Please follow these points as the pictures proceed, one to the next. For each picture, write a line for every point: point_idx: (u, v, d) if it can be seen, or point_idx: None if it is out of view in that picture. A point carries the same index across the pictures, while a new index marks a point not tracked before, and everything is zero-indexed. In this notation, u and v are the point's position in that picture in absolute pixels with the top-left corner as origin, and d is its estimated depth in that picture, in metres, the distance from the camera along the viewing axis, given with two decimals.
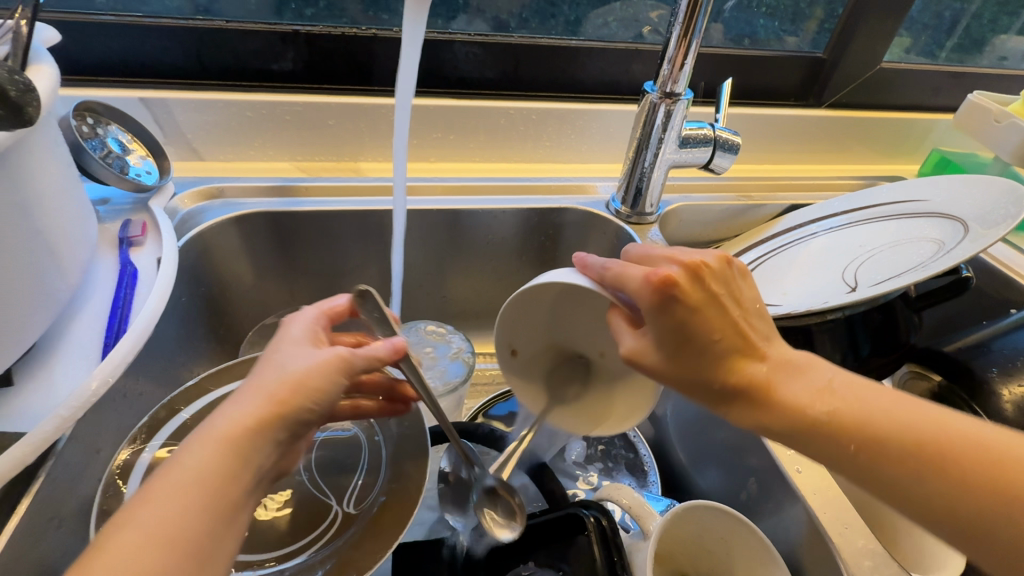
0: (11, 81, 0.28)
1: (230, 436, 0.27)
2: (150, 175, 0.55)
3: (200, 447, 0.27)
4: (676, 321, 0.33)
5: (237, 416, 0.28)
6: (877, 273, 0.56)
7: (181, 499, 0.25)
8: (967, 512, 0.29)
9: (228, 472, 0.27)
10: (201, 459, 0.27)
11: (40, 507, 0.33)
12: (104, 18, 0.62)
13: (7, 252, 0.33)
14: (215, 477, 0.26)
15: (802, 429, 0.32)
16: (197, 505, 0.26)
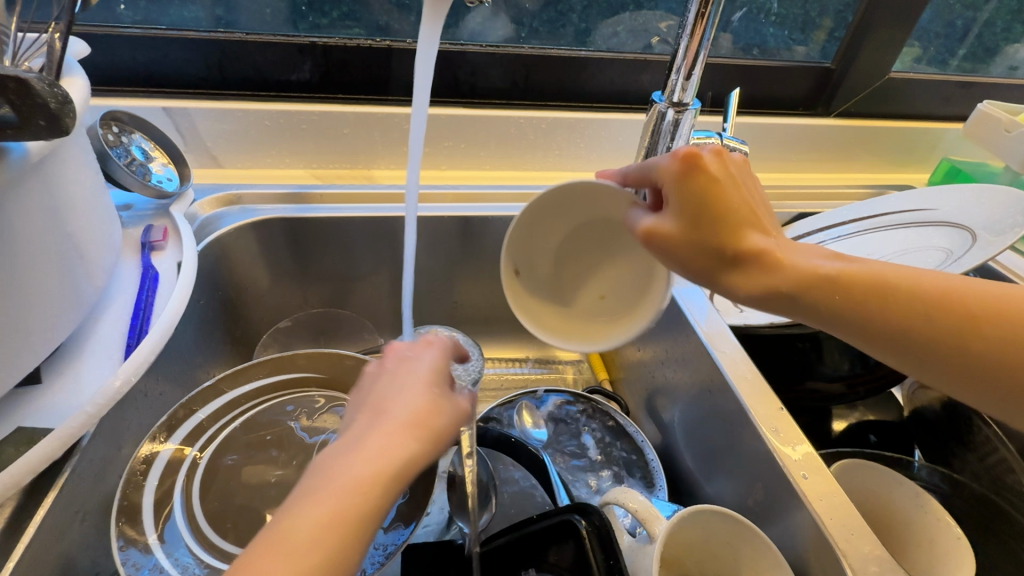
0: (52, 93, 0.29)
1: (371, 483, 0.27)
2: (171, 182, 0.57)
3: (344, 484, 0.27)
4: (698, 186, 0.36)
5: (380, 456, 0.28)
6: None
7: (325, 545, 0.25)
8: (930, 341, 0.33)
9: (367, 520, 0.26)
10: (348, 503, 0.26)
11: (66, 501, 0.34)
12: (129, 31, 0.64)
13: (40, 254, 0.34)
14: (357, 526, 0.26)
15: (803, 290, 0.35)
16: (338, 556, 0.25)
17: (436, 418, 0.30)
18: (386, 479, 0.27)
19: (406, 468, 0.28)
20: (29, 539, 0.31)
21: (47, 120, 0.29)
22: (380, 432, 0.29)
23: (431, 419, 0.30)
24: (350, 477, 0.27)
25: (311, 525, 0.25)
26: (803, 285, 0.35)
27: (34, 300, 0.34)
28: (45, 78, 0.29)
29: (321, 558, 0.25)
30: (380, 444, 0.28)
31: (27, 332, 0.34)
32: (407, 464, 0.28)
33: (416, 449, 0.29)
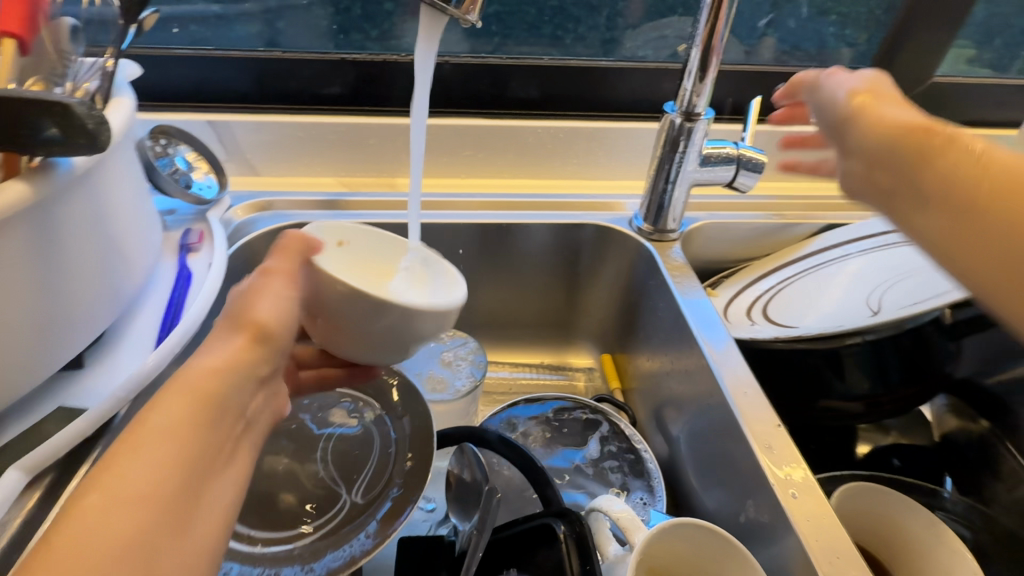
0: (92, 115, 0.33)
1: (205, 382, 0.30)
2: (211, 189, 0.62)
3: (175, 386, 0.29)
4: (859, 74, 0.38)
5: (211, 356, 0.31)
6: (904, 299, 0.56)
7: (173, 426, 0.27)
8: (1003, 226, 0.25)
9: (211, 398, 0.29)
10: (187, 391, 0.29)
11: (94, 474, 0.38)
12: (181, 53, 0.71)
13: (86, 254, 0.39)
14: (200, 405, 0.29)
15: (943, 154, 0.28)
16: (190, 439, 0.27)
17: (262, 310, 0.35)
18: (221, 370, 0.31)
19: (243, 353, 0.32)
20: (61, 505, 0.35)
21: (87, 139, 0.33)
22: (216, 336, 0.33)
23: (254, 313, 0.34)
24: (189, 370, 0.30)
25: (147, 418, 0.27)
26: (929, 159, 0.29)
27: (79, 294, 0.39)
28: (86, 103, 0.33)
29: (169, 442, 0.27)
30: (212, 351, 0.32)
31: (71, 321, 0.39)
32: (243, 352, 0.32)
33: (244, 344, 0.33)
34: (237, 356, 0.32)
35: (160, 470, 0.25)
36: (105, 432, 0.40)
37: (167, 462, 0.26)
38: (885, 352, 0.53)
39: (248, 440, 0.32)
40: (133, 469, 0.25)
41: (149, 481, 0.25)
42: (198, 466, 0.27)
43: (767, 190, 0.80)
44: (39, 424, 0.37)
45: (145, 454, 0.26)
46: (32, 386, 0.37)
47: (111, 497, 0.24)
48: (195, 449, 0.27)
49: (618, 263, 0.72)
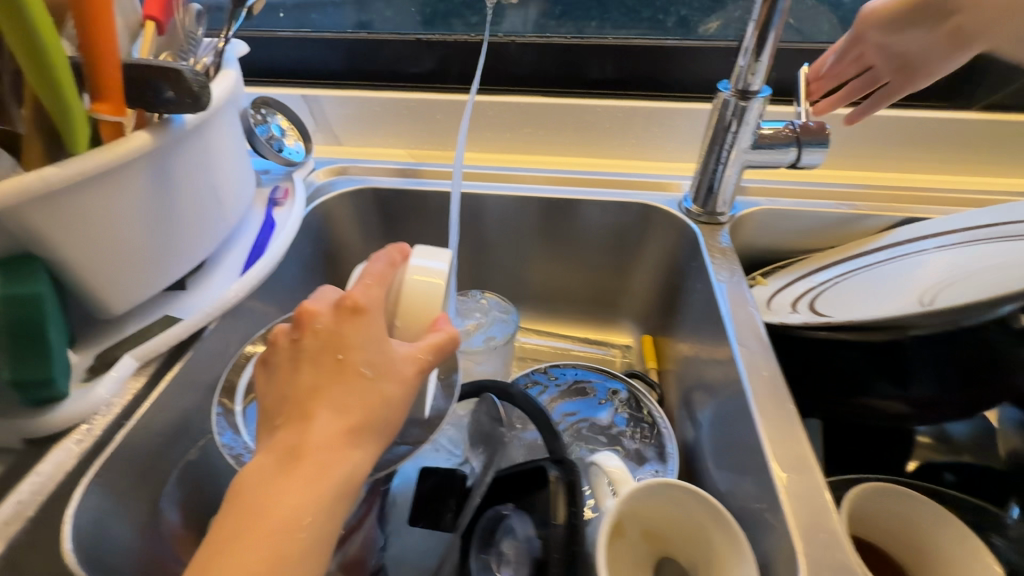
0: (197, 80, 0.41)
1: (328, 460, 0.30)
2: (299, 155, 0.72)
3: (303, 467, 0.30)
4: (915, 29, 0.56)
5: (335, 421, 0.31)
6: (962, 295, 0.51)
7: (303, 514, 0.29)
8: None
9: (337, 481, 0.30)
10: (314, 469, 0.30)
11: (185, 372, 0.48)
12: (285, 35, 0.82)
13: (190, 196, 0.49)
14: (327, 488, 0.30)
15: None
16: (316, 527, 0.29)
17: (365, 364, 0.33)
18: (345, 444, 0.31)
19: (359, 424, 0.32)
20: (158, 391, 0.45)
21: (193, 100, 0.41)
22: (315, 372, 0.33)
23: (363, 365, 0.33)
24: (315, 444, 0.30)
25: (283, 498, 0.29)
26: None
27: (183, 228, 0.49)
28: (195, 72, 0.41)
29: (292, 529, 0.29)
30: (334, 412, 0.32)
31: (176, 249, 0.48)
32: (361, 422, 0.32)
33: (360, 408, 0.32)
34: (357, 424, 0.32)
35: (283, 556, 0.28)
36: (197, 340, 0.50)
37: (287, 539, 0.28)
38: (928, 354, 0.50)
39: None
40: (270, 556, 0.28)
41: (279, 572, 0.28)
42: (317, 556, 0.29)
43: (841, 179, 0.75)
44: (149, 326, 0.47)
45: (281, 540, 0.28)
46: (146, 297, 0.47)
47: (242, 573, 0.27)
48: (320, 538, 0.29)
49: (663, 245, 0.72)
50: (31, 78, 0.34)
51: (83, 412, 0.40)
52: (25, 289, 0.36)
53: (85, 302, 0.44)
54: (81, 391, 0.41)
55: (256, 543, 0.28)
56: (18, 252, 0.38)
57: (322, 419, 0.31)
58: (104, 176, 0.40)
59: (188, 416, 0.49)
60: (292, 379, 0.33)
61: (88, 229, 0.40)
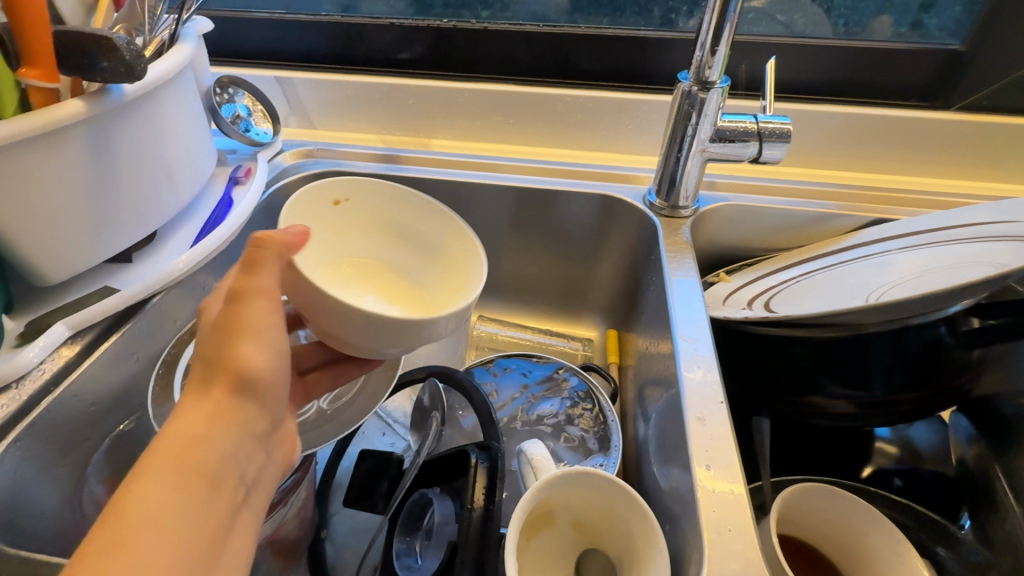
0: (129, 49, 0.41)
1: (185, 444, 0.29)
2: (266, 136, 0.72)
3: (153, 452, 0.28)
4: None
5: (192, 408, 0.31)
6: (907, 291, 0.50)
7: (156, 504, 0.26)
8: None
9: (196, 463, 0.29)
10: (187, 466, 0.28)
11: (126, 342, 0.48)
12: (260, 16, 0.82)
13: (135, 167, 0.49)
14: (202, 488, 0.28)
15: None
16: (173, 517, 0.26)
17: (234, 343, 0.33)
18: (202, 427, 0.30)
19: (220, 406, 0.31)
20: (92, 360, 0.45)
21: (126, 70, 0.41)
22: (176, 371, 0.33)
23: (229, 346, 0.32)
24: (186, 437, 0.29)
25: (129, 496, 0.26)
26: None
27: (127, 199, 0.49)
28: (130, 42, 0.41)
29: (132, 517, 0.25)
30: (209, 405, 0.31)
31: (118, 219, 0.49)
32: (224, 404, 0.31)
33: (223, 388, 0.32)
34: (218, 407, 0.31)
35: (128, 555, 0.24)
36: (140, 312, 0.50)
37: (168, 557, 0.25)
38: (867, 354, 0.50)
39: (250, 506, 0.32)
40: (114, 558, 0.24)
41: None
42: (196, 569, 0.26)
43: (813, 177, 0.73)
44: (88, 295, 0.47)
45: (129, 539, 0.24)
46: (86, 266, 0.48)
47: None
48: (176, 536, 0.26)
49: (628, 237, 0.71)
50: None
51: (9, 375, 0.40)
52: None
53: (20, 267, 0.44)
54: (10, 355, 0.42)
55: (92, 561, 0.23)
56: None
57: (178, 409, 0.30)
58: (34, 139, 0.40)
59: (126, 386, 0.49)
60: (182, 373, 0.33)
61: (18, 193, 0.41)
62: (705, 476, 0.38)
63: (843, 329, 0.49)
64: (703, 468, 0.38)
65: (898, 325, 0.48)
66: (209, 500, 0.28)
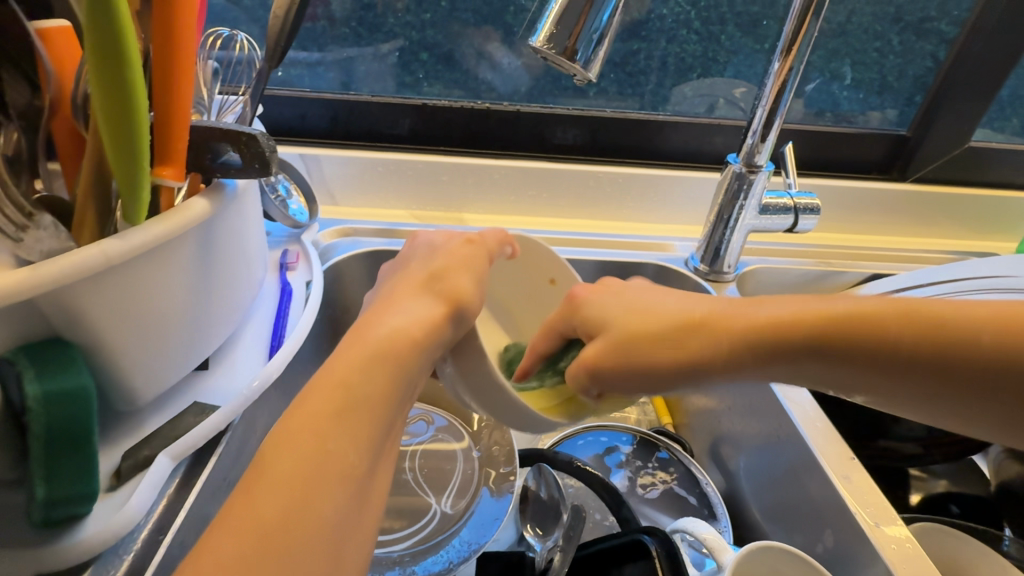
0: (270, 145, 0.39)
1: (394, 340, 0.31)
2: (302, 214, 0.67)
3: (355, 336, 0.32)
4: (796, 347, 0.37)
5: (410, 317, 0.33)
6: None
7: (351, 377, 0.29)
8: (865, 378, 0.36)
9: (394, 352, 0.31)
10: (389, 348, 0.31)
11: (218, 469, 0.42)
12: (279, 94, 0.79)
13: (227, 261, 0.44)
14: (395, 369, 0.30)
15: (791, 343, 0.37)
16: (377, 394, 0.29)
17: (457, 284, 0.36)
18: (414, 339, 0.32)
19: (430, 326, 0.32)
20: (194, 494, 0.39)
21: (261, 164, 0.39)
22: (403, 279, 0.37)
23: (453, 284, 0.36)
24: (394, 325, 0.32)
25: (338, 360, 0.30)
26: (904, 360, 0.35)
27: (218, 299, 0.43)
28: (267, 136, 0.39)
29: (348, 393, 0.29)
30: (411, 305, 0.34)
31: (208, 324, 0.43)
32: (433, 323, 0.33)
33: (440, 314, 0.34)
34: (429, 327, 0.33)
35: (342, 416, 0.28)
36: (228, 431, 0.44)
37: (361, 425, 0.28)
38: None
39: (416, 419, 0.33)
40: (324, 418, 0.28)
41: (345, 426, 0.28)
42: (375, 432, 0.29)
43: (814, 239, 0.84)
44: (179, 416, 0.40)
45: (341, 395, 0.29)
46: (175, 380, 0.41)
47: (303, 429, 0.27)
48: (377, 406, 0.29)
49: None
50: (108, 138, 0.30)
51: (119, 531, 0.33)
52: (68, 383, 0.30)
53: (110, 392, 0.37)
54: (111, 503, 0.34)
55: (310, 411, 0.28)
56: (41, 336, 0.32)
57: (394, 307, 0.34)
58: (164, 244, 0.35)
59: None
60: (399, 282, 0.37)
61: (127, 305, 0.34)
62: (882, 532, 0.43)
63: None
64: (873, 525, 0.43)
65: None
66: (398, 388, 0.30)
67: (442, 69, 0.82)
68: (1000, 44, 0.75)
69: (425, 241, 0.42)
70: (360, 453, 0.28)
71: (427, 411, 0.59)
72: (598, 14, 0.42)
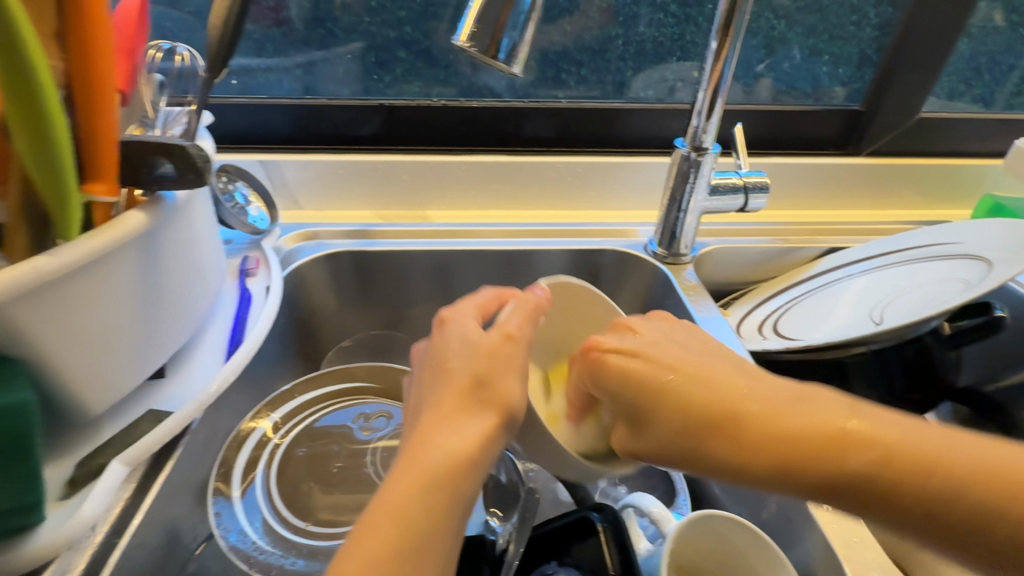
0: (201, 156, 0.40)
1: (450, 466, 0.33)
2: (263, 220, 0.69)
3: (407, 463, 0.34)
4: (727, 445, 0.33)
5: (467, 440, 0.34)
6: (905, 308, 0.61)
7: (412, 509, 0.32)
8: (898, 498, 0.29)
9: (442, 476, 0.33)
10: (444, 474, 0.33)
11: (176, 472, 0.43)
12: (237, 101, 0.79)
13: (176, 276, 0.45)
14: (448, 494, 0.33)
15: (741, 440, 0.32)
16: (432, 523, 0.32)
17: (506, 390, 0.37)
18: (467, 464, 0.34)
19: (491, 442, 0.35)
20: (152, 497, 0.40)
21: (195, 174, 0.40)
22: (443, 384, 0.37)
23: (500, 390, 0.37)
24: (441, 445, 0.34)
25: (391, 495, 0.32)
26: (901, 468, 0.29)
27: (170, 310, 0.45)
28: (199, 147, 0.40)
29: (404, 533, 0.32)
30: (463, 423, 0.35)
31: (160, 334, 0.44)
32: (482, 439, 0.35)
33: (492, 429, 0.35)
34: (484, 446, 0.35)
35: (403, 548, 0.31)
36: (186, 434, 0.45)
37: (425, 559, 0.32)
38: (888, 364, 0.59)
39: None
40: (387, 555, 0.31)
41: (410, 556, 0.31)
42: (433, 553, 0.32)
43: (771, 216, 0.85)
44: (134, 423, 0.41)
45: (398, 533, 0.32)
46: (128, 390, 0.42)
47: (363, 565, 0.30)
48: (438, 537, 0.32)
49: (633, 287, 0.76)
50: (27, 155, 0.31)
51: (72, 536, 0.34)
52: (8, 396, 0.31)
53: (60, 404, 0.38)
54: (65, 510, 0.35)
55: (369, 547, 0.31)
56: None
57: (445, 426, 0.35)
58: (99, 261, 0.36)
59: (178, 525, 0.43)
60: (436, 381, 0.38)
61: (69, 320, 0.35)
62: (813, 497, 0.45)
63: (862, 349, 0.58)
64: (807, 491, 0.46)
65: (900, 339, 0.58)
66: (459, 514, 0.34)
67: (407, 64, 0.82)
68: (944, 17, 0.77)
69: (457, 326, 0.40)
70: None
71: (389, 407, 0.56)
72: (519, 3, 0.43)
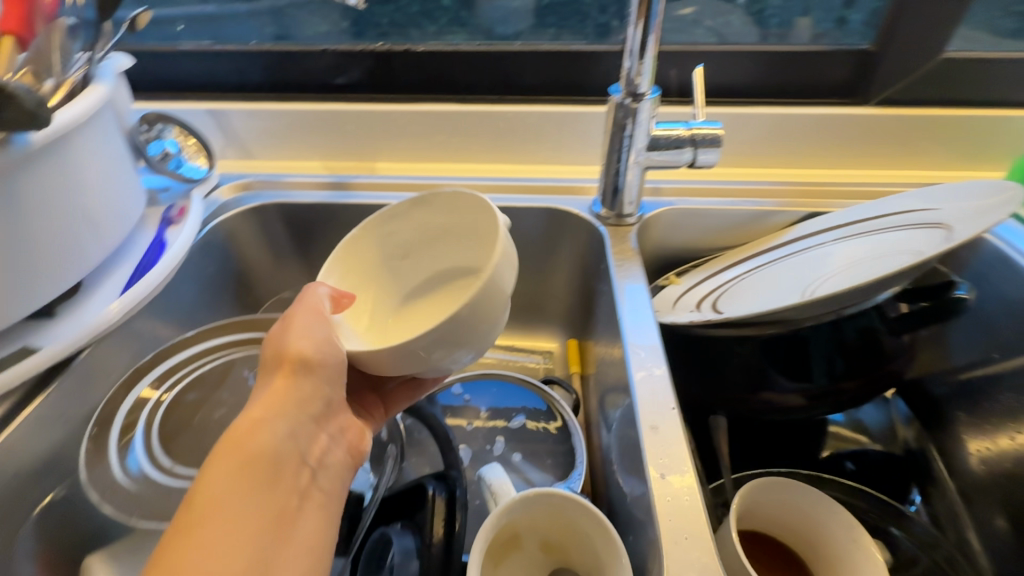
0: (34, 98, 0.40)
1: (251, 425, 0.37)
2: (200, 172, 0.69)
3: (221, 448, 0.36)
4: None
5: (257, 404, 0.38)
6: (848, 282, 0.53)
7: (220, 475, 0.34)
8: None
9: (253, 445, 0.36)
10: (252, 436, 0.36)
11: (47, 405, 0.46)
12: (188, 48, 0.79)
13: (51, 220, 0.46)
14: (257, 446, 0.36)
15: None
16: (245, 481, 0.34)
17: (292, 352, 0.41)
18: (265, 421, 0.38)
19: (282, 396, 0.39)
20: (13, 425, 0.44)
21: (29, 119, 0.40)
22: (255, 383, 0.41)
23: (287, 356, 0.41)
24: (249, 419, 0.37)
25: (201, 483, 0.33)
26: None
27: (47, 253, 0.46)
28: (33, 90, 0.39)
29: (212, 499, 0.33)
30: (260, 399, 0.39)
31: (35, 277, 0.45)
32: (281, 397, 0.39)
33: (279, 387, 0.40)
34: (274, 405, 0.39)
35: (214, 513, 0.32)
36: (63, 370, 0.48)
37: (245, 515, 0.33)
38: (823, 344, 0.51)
39: (315, 482, 0.39)
40: (194, 532, 0.31)
41: (220, 522, 0.32)
42: (252, 509, 0.33)
43: (748, 175, 0.76)
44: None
45: (205, 506, 0.32)
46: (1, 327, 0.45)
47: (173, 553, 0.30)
48: (262, 488, 0.34)
49: (573, 248, 0.71)
50: None
51: None
52: None
53: None
54: None
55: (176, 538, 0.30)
56: None
57: (251, 403, 0.39)
58: None
59: (52, 452, 0.47)
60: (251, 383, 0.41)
61: None
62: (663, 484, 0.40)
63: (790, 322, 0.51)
64: (657, 477, 0.40)
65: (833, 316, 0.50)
66: (273, 477, 0.36)
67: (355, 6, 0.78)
68: None
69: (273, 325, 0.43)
70: (252, 526, 0.33)
71: None
72: None
